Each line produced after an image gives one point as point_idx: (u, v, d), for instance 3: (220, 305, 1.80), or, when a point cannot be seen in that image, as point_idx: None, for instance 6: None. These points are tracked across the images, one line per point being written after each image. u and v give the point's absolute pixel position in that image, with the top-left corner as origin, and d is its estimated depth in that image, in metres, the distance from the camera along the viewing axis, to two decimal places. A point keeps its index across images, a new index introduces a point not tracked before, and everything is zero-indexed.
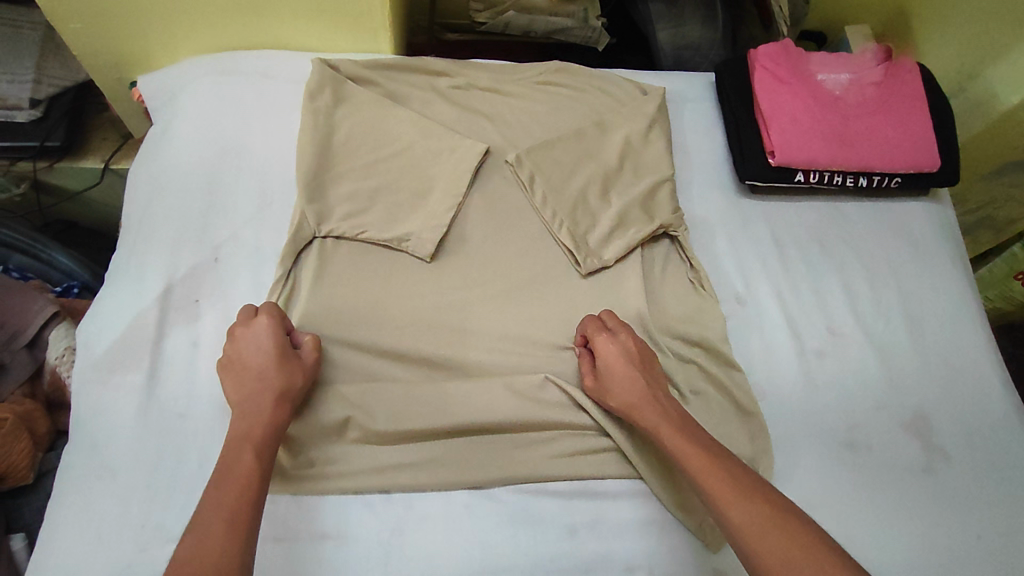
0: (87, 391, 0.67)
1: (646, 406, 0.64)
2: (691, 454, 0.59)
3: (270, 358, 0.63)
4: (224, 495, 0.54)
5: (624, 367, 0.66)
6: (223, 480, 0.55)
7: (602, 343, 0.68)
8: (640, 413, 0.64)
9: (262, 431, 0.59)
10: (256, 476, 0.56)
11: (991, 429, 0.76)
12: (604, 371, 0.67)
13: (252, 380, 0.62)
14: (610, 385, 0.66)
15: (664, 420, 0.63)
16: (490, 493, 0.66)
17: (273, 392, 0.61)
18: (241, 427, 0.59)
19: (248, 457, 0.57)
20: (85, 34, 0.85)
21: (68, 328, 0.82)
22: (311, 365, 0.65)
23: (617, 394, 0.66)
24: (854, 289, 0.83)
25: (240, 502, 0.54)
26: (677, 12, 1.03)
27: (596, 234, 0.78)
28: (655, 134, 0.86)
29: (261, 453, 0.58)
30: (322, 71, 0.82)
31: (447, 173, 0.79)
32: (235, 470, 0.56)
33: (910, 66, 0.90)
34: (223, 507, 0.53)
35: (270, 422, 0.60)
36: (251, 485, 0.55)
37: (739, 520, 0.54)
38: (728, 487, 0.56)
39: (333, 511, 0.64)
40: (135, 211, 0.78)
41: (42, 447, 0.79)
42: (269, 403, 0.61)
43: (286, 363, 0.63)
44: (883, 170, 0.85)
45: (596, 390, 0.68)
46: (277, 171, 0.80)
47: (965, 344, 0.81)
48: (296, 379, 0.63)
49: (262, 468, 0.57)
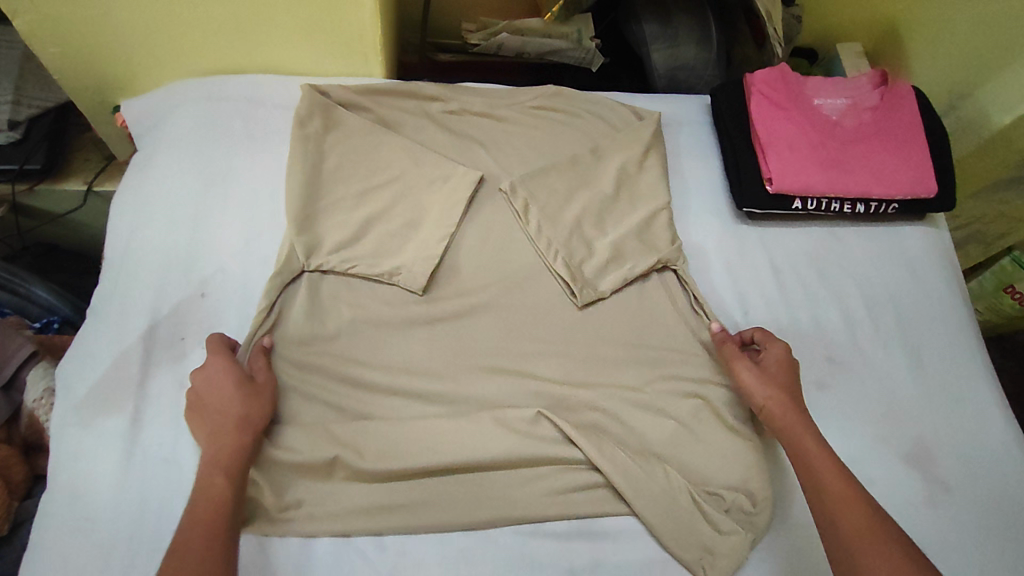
0: (69, 435, 0.64)
1: (797, 414, 0.64)
2: (820, 458, 0.61)
3: (228, 384, 0.61)
4: (199, 523, 0.54)
5: (788, 374, 0.68)
6: (199, 511, 0.55)
7: (778, 349, 0.70)
8: (784, 417, 0.64)
9: (228, 456, 0.58)
10: (228, 502, 0.56)
11: (991, 458, 0.75)
12: (767, 368, 0.68)
13: (216, 407, 0.61)
14: (773, 376, 0.67)
15: (808, 431, 0.63)
16: (487, 534, 0.64)
17: (234, 418, 0.60)
18: (213, 455, 0.58)
19: (218, 483, 0.56)
20: (66, 58, 0.82)
21: (46, 368, 0.78)
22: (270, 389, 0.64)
23: (773, 389, 0.66)
24: (851, 316, 0.82)
25: (217, 532, 0.54)
26: (671, 33, 1.02)
27: (592, 264, 0.77)
28: (651, 160, 0.85)
29: (233, 479, 0.57)
30: (311, 97, 0.80)
31: (441, 202, 0.78)
32: (208, 499, 0.55)
33: (906, 90, 0.90)
34: (206, 536, 0.53)
35: (236, 447, 0.58)
36: (222, 513, 0.55)
37: (847, 520, 0.56)
38: (848, 507, 0.57)
39: (325, 559, 0.61)
40: (119, 242, 0.75)
41: (18, 495, 0.76)
42: (231, 428, 0.59)
43: (247, 385, 0.62)
44: (880, 196, 0.85)
45: (749, 378, 0.67)
46: (266, 201, 0.78)
47: (962, 371, 0.81)
48: (256, 403, 0.62)
49: (235, 493, 0.56)
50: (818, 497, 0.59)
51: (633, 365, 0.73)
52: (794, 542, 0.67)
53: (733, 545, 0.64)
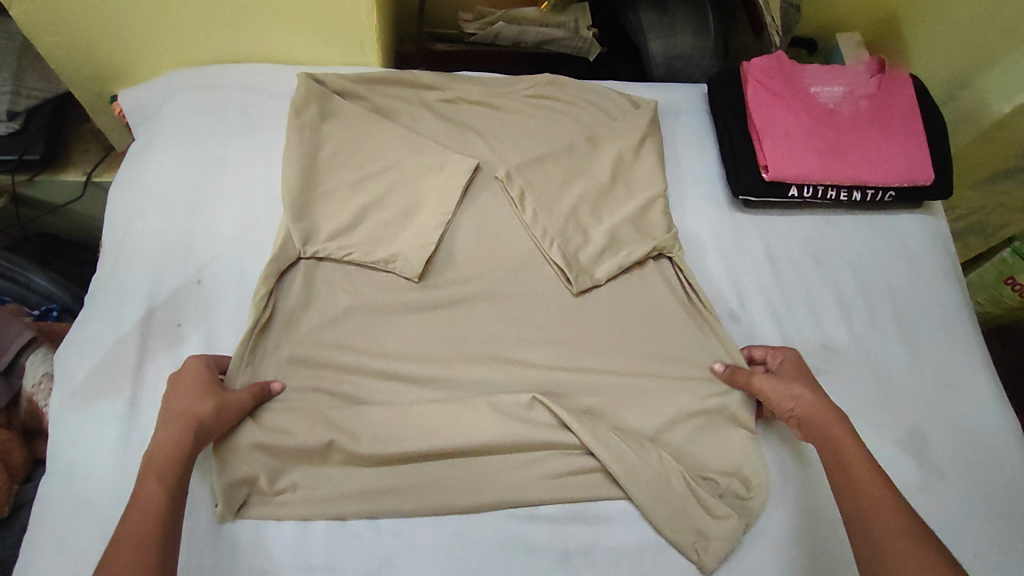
0: (67, 419, 0.65)
1: (829, 411, 0.64)
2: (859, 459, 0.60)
3: (184, 388, 0.61)
4: (128, 528, 0.51)
5: (809, 378, 0.69)
6: (129, 514, 0.53)
7: (789, 356, 0.72)
8: (822, 416, 0.64)
9: (163, 457, 0.56)
10: (162, 507, 0.53)
11: (986, 444, 0.76)
12: (787, 374, 0.69)
13: (167, 408, 0.60)
14: (796, 379, 0.68)
15: (844, 431, 0.63)
16: (482, 518, 0.64)
17: (180, 418, 0.59)
18: (150, 456, 0.57)
19: (151, 486, 0.54)
20: (63, 48, 0.83)
21: (45, 354, 0.79)
22: (233, 396, 0.62)
23: (803, 389, 0.66)
24: (848, 304, 0.82)
25: (144, 537, 0.51)
26: (669, 22, 1.02)
27: (587, 252, 0.77)
28: (647, 148, 0.85)
29: (166, 479, 0.55)
30: (307, 85, 0.80)
31: (436, 190, 0.78)
32: (139, 502, 0.53)
33: (904, 78, 0.90)
34: (128, 540, 0.51)
35: (174, 447, 0.57)
36: (150, 517, 0.52)
37: (883, 519, 0.55)
38: (895, 525, 0.54)
39: (321, 541, 0.62)
40: (117, 231, 0.76)
41: (18, 479, 0.77)
42: (173, 430, 0.58)
43: (208, 392, 0.61)
44: (877, 184, 0.84)
45: (773, 385, 0.68)
46: (263, 189, 0.78)
47: (960, 359, 0.81)
48: (206, 405, 0.60)
49: (169, 497, 0.54)
50: (853, 498, 0.58)
51: (628, 352, 0.73)
52: (788, 527, 0.67)
53: (726, 529, 0.64)
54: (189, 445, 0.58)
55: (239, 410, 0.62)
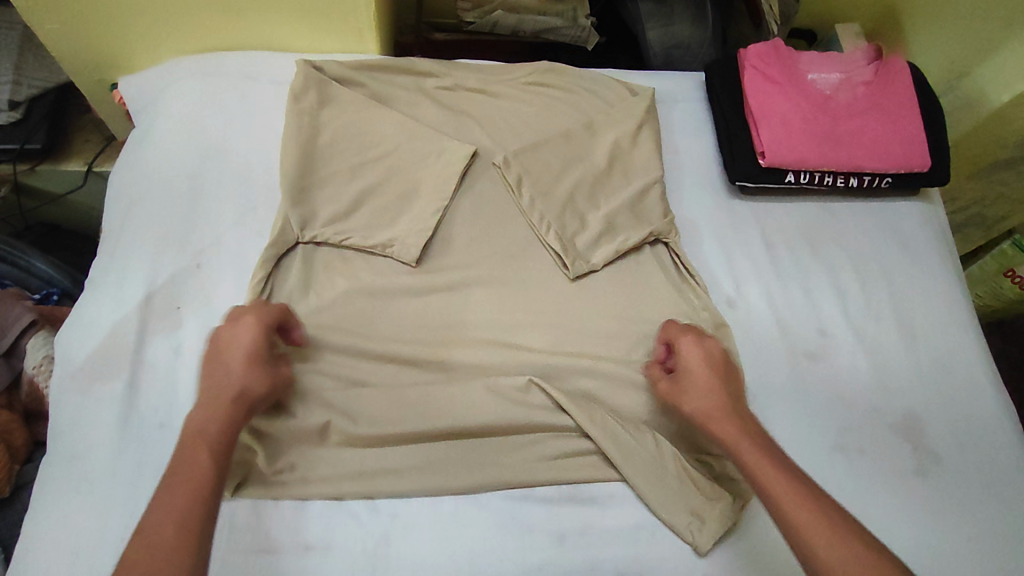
0: (67, 400, 0.65)
1: (726, 415, 0.61)
2: (760, 462, 0.56)
3: (243, 360, 0.59)
4: (175, 500, 0.50)
5: (709, 374, 0.64)
6: (173, 486, 0.51)
7: (688, 349, 0.66)
8: (721, 422, 0.61)
9: (217, 432, 0.55)
10: (207, 481, 0.52)
11: (981, 429, 0.76)
12: (684, 377, 0.65)
13: (219, 377, 0.58)
14: (688, 386, 0.64)
15: (741, 433, 0.59)
16: (477, 498, 0.65)
17: (230, 391, 0.58)
18: (199, 427, 0.55)
19: (202, 458, 0.53)
20: (64, 35, 0.83)
21: (46, 337, 0.80)
22: (282, 378, 0.62)
23: (697, 398, 0.63)
24: (844, 290, 0.82)
25: (193, 511, 0.50)
26: (667, 11, 1.02)
27: (585, 237, 0.78)
28: (644, 135, 0.85)
29: (216, 453, 0.54)
30: (306, 72, 0.80)
31: (434, 175, 0.78)
32: (188, 472, 0.52)
33: (901, 65, 0.90)
34: (175, 514, 0.49)
35: (226, 424, 0.56)
36: (201, 491, 0.51)
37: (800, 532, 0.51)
38: (809, 532, 0.51)
39: (319, 521, 0.62)
40: (117, 215, 0.76)
41: (19, 460, 0.78)
42: (226, 404, 0.57)
43: (261, 365, 0.60)
44: (874, 170, 0.85)
45: (674, 398, 0.65)
46: (261, 175, 0.79)
47: (955, 344, 0.81)
48: (261, 385, 0.59)
49: (215, 473, 0.53)
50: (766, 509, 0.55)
51: (624, 336, 0.74)
52: None
53: (720, 510, 0.65)
54: (237, 422, 0.57)
55: (282, 387, 0.62)
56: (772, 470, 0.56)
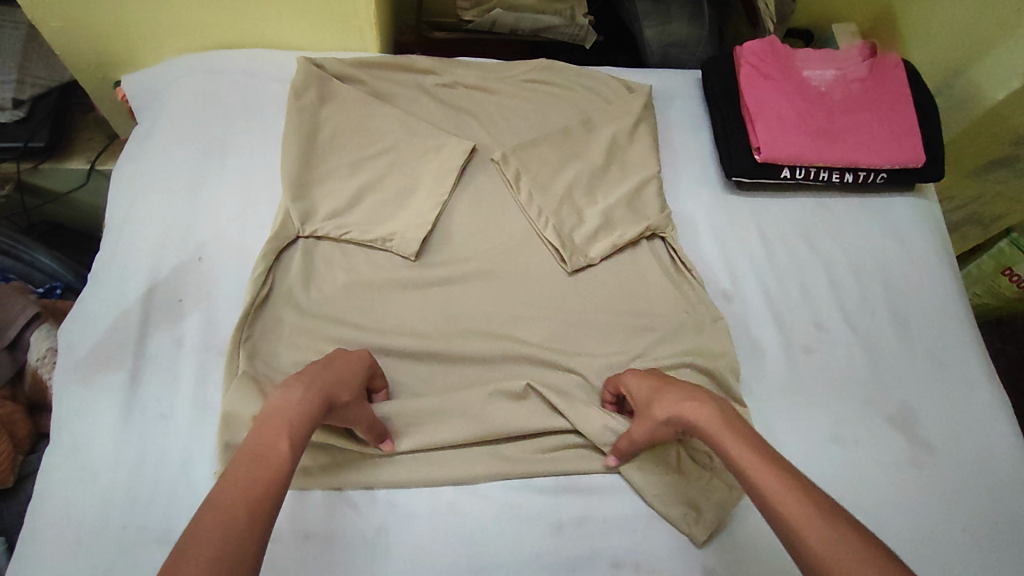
0: (69, 391, 0.66)
1: (703, 418, 0.58)
2: (748, 458, 0.53)
3: (351, 377, 0.59)
4: (251, 480, 0.45)
5: (660, 390, 0.62)
6: (251, 465, 0.46)
7: (632, 381, 0.65)
8: (702, 424, 0.58)
9: (304, 421, 0.51)
10: (284, 473, 0.47)
11: (976, 421, 0.76)
12: (641, 407, 0.63)
13: (326, 373, 0.56)
14: (649, 409, 0.62)
15: (724, 433, 0.56)
16: (475, 488, 0.65)
17: (329, 390, 0.55)
18: (284, 411, 0.51)
19: (282, 446, 0.49)
20: (68, 33, 0.84)
21: (49, 329, 0.81)
22: (365, 416, 0.60)
23: (664, 408, 0.60)
24: (840, 285, 0.83)
25: (263, 495, 0.45)
26: (664, 9, 1.03)
27: (582, 232, 0.78)
28: (641, 131, 0.86)
29: (294, 444, 0.50)
30: (307, 69, 0.81)
31: (433, 171, 0.79)
32: (268, 455, 0.48)
33: (895, 62, 0.91)
34: (245, 495, 0.44)
35: (314, 418, 0.52)
36: (275, 478, 0.46)
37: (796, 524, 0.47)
38: (804, 522, 0.46)
39: (319, 511, 0.63)
40: (120, 210, 0.77)
41: (23, 450, 0.79)
42: (319, 399, 0.54)
43: (357, 392, 0.59)
44: (869, 165, 0.85)
45: (642, 428, 0.62)
46: (262, 171, 0.79)
47: (950, 338, 0.81)
48: (349, 403, 0.57)
49: (289, 468, 0.48)
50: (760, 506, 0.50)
51: (622, 329, 0.74)
52: None
53: (717, 501, 0.66)
54: (318, 421, 0.53)
55: (359, 424, 0.59)
56: (757, 459, 0.53)
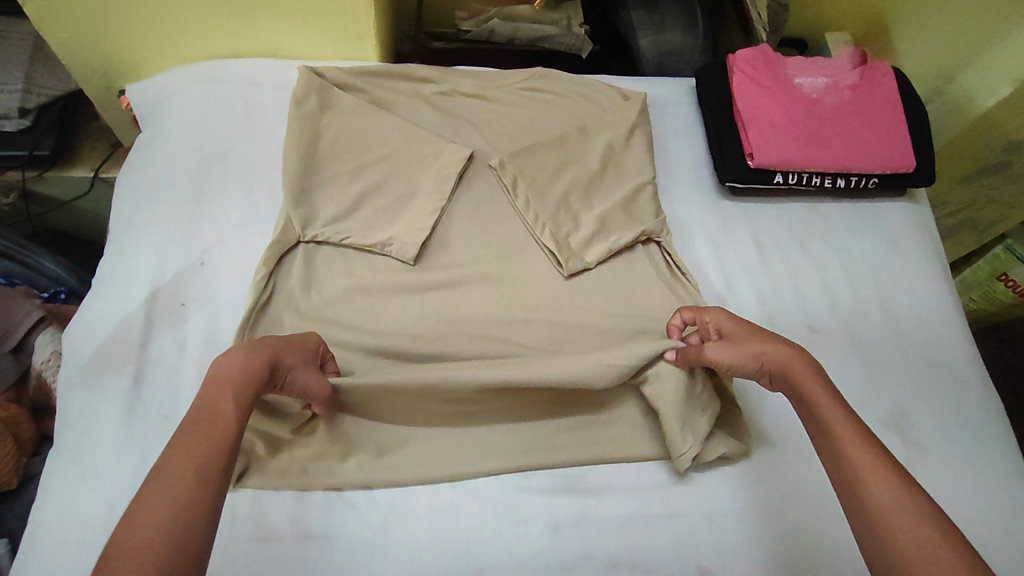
0: (74, 393, 0.67)
1: (798, 360, 0.60)
2: (836, 418, 0.54)
3: (297, 351, 0.60)
4: (196, 445, 0.46)
5: (751, 329, 0.64)
6: (198, 431, 0.47)
7: (721, 316, 0.67)
8: (795, 368, 0.59)
9: (248, 383, 0.51)
10: (230, 438, 0.48)
11: (969, 423, 0.77)
12: (732, 339, 0.64)
13: (268, 341, 0.57)
14: (741, 342, 0.62)
15: (819, 386, 0.57)
16: (473, 488, 0.66)
17: (273, 356, 0.55)
18: (223, 374, 0.51)
19: (229, 410, 0.49)
20: (74, 44, 0.86)
21: (54, 333, 0.83)
22: (315, 385, 0.60)
23: (765, 346, 0.61)
24: (833, 288, 0.84)
25: (212, 458, 0.45)
26: (658, 19, 1.04)
27: (578, 237, 0.80)
28: (636, 138, 0.88)
29: (241, 407, 0.50)
30: (308, 78, 0.83)
31: (432, 177, 0.81)
32: (213, 420, 0.48)
33: (885, 69, 0.93)
34: (194, 461, 0.45)
35: (259, 380, 0.52)
36: (223, 444, 0.47)
37: (872, 487, 0.49)
38: (883, 491, 0.49)
39: (319, 511, 0.63)
40: (124, 216, 0.78)
41: (27, 452, 0.81)
42: (264, 360, 0.54)
43: (304, 361, 0.60)
44: (859, 170, 0.87)
45: (733, 354, 0.62)
46: (264, 177, 0.81)
47: (942, 340, 0.83)
48: (294, 369, 0.58)
49: (238, 429, 0.49)
50: (835, 464, 0.52)
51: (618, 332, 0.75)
52: (771, 497, 0.69)
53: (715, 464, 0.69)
54: (263, 385, 0.53)
55: (307, 393, 0.60)
56: (849, 421, 0.54)
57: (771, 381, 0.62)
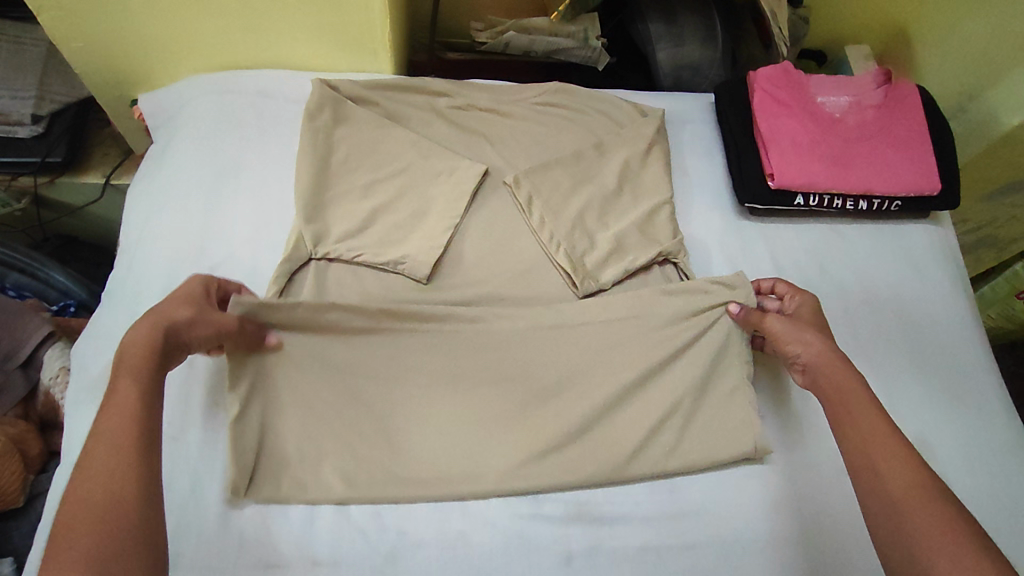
0: (82, 411, 0.66)
1: (844, 359, 0.64)
2: (866, 410, 0.59)
3: (187, 297, 0.60)
4: (103, 429, 0.49)
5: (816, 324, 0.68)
6: (104, 415, 0.51)
7: (805, 304, 0.71)
8: (835, 363, 0.63)
9: (139, 358, 0.54)
10: (137, 408, 0.51)
11: (994, 454, 0.75)
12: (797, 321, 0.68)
13: (152, 309, 0.57)
14: (802, 325, 0.67)
15: (857, 378, 0.62)
16: (483, 518, 0.65)
17: (161, 320, 0.56)
18: (120, 358, 0.54)
19: (126, 388, 0.52)
20: (88, 53, 0.85)
21: (62, 348, 0.83)
22: (215, 321, 0.60)
23: (815, 335, 0.66)
24: (854, 312, 0.82)
25: (124, 438, 0.49)
26: (677, 32, 1.03)
27: (594, 257, 0.78)
28: (653, 156, 0.86)
29: (142, 385, 0.52)
30: (322, 92, 0.82)
31: (446, 194, 0.79)
32: (115, 401, 0.51)
33: (911, 89, 0.91)
34: (106, 442, 0.49)
35: (152, 353, 0.54)
36: (130, 423, 0.50)
37: (892, 474, 0.54)
38: (906, 474, 0.54)
39: (327, 537, 0.62)
40: (134, 229, 0.78)
41: (33, 470, 0.80)
42: (149, 327, 0.55)
43: (200, 305, 0.60)
44: (883, 194, 0.85)
45: (786, 331, 0.67)
46: (276, 192, 0.80)
47: (966, 368, 0.81)
48: (186, 318, 0.58)
49: (144, 404, 0.52)
50: (861, 449, 0.57)
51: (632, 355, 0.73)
52: (789, 530, 0.68)
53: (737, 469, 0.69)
54: (158, 350, 0.55)
55: (215, 330, 0.59)
56: (867, 408, 0.59)
57: (805, 370, 0.66)
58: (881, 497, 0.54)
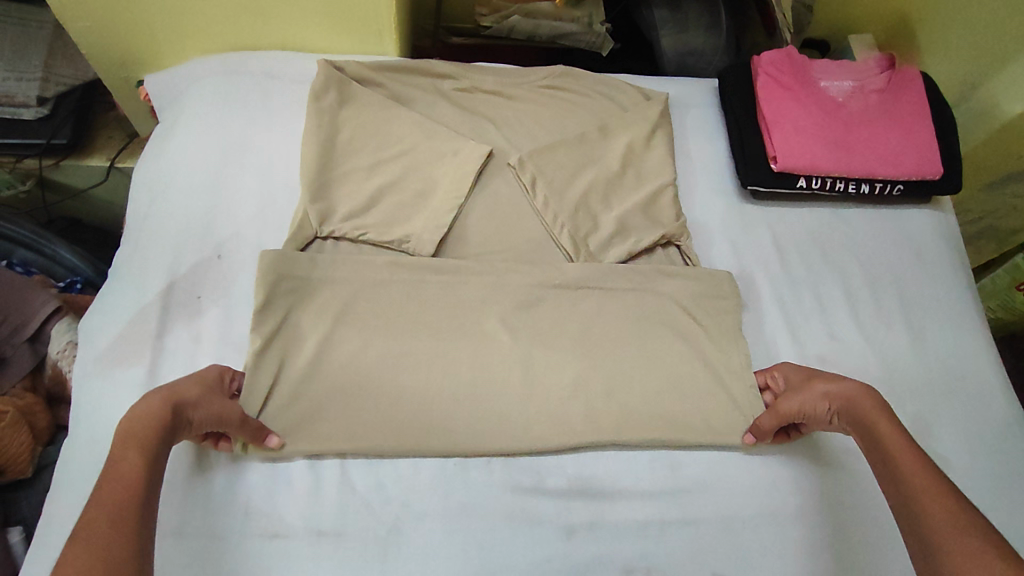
0: (89, 384, 0.67)
1: (867, 394, 0.65)
2: (904, 455, 0.59)
3: (201, 382, 0.61)
4: (110, 491, 0.51)
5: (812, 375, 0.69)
6: (110, 482, 0.51)
7: (786, 368, 0.72)
8: (860, 403, 0.64)
9: (149, 431, 0.54)
10: (141, 476, 0.52)
11: (991, 434, 0.76)
12: (799, 384, 0.69)
13: (165, 386, 0.58)
14: (807, 384, 0.68)
15: (884, 416, 0.63)
16: (484, 496, 0.65)
17: (173, 395, 0.57)
18: (128, 424, 0.55)
19: (134, 457, 0.53)
20: (94, 33, 0.86)
21: (69, 323, 0.84)
22: (217, 409, 0.59)
23: (826, 385, 0.67)
24: (855, 297, 0.82)
25: (129, 499, 0.50)
26: (680, 19, 1.04)
27: (597, 239, 0.79)
28: (657, 139, 0.87)
29: (149, 456, 0.54)
30: (328, 72, 0.82)
31: (450, 174, 0.80)
32: (120, 468, 0.52)
33: (914, 74, 0.91)
34: (108, 504, 0.50)
35: (162, 429, 0.55)
36: (135, 489, 0.51)
37: (928, 512, 0.54)
38: (938, 511, 0.54)
39: (331, 509, 0.63)
40: (141, 207, 0.78)
41: (41, 442, 0.82)
42: (157, 400, 0.57)
43: (209, 393, 0.60)
44: (885, 177, 0.86)
45: (801, 402, 0.67)
46: (282, 170, 0.80)
47: (967, 352, 0.81)
48: (194, 397, 0.59)
49: (149, 472, 0.53)
50: (899, 492, 0.58)
51: (634, 335, 0.73)
52: (789, 506, 0.68)
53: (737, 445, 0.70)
54: (163, 428, 0.55)
55: (217, 418, 0.59)
56: (908, 452, 0.60)
57: (839, 420, 0.66)
58: (920, 537, 0.54)
